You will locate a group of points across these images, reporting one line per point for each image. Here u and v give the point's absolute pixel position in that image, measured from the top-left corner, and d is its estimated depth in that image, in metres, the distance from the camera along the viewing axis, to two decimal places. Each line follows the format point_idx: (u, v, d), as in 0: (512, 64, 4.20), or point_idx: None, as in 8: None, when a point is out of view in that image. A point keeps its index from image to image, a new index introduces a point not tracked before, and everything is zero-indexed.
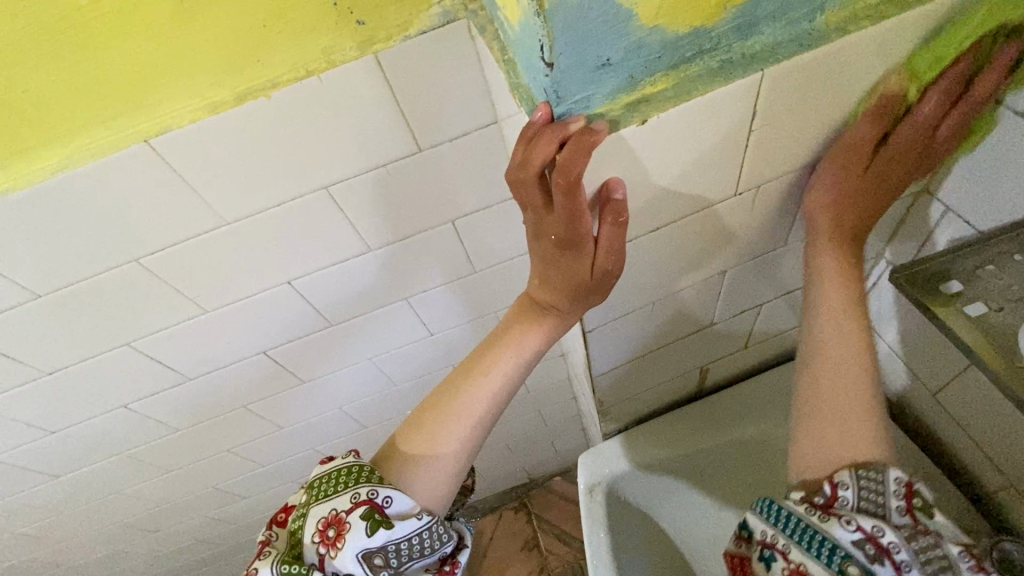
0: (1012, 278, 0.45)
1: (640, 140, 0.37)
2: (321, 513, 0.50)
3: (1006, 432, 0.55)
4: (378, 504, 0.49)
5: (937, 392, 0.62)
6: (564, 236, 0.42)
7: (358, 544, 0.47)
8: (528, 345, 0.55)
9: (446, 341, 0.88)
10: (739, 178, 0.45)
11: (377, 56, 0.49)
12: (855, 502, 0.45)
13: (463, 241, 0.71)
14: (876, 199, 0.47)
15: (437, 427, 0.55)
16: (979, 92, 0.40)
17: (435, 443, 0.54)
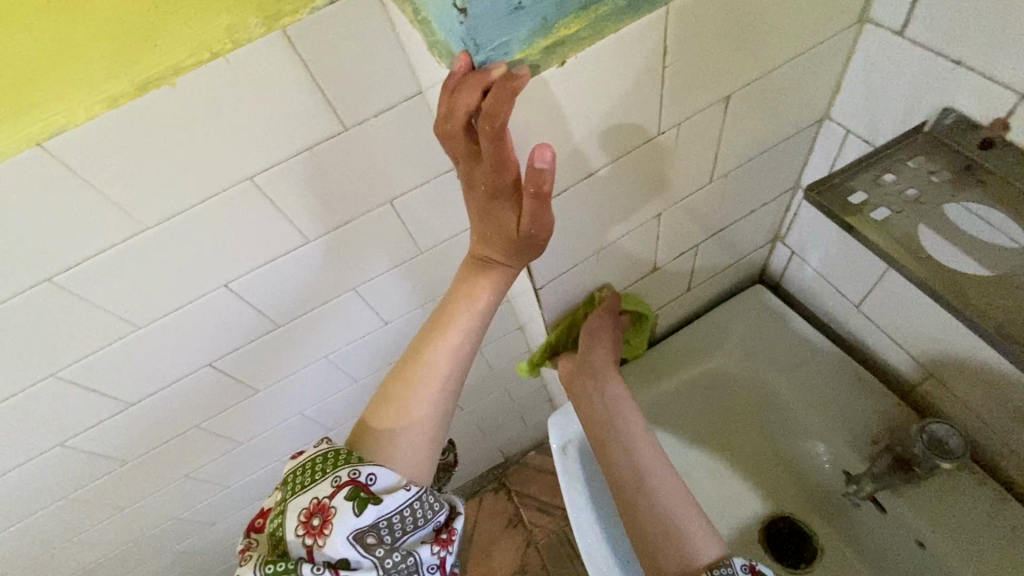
0: (906, 183, 0.47)
1: (561, 84, 0.39)
2: (301, 504, 0.49)
3: (915, 328, 0.62)
4: (363, 482, 0.49)
5: (859, 304, 0.68)
6: (494, 184, 0.43)
7: (348, 528, 0.47)
8: (480, 302, 0.56)
9: (400, 328, 0.86)
10: (660, 116, 0.47)
11: (285, 32, 0.47)
12: None
13: (405, 222, 0.70)
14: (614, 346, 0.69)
15: (400, 397, 0.54)
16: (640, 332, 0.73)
17: (407, 413, 0.54)
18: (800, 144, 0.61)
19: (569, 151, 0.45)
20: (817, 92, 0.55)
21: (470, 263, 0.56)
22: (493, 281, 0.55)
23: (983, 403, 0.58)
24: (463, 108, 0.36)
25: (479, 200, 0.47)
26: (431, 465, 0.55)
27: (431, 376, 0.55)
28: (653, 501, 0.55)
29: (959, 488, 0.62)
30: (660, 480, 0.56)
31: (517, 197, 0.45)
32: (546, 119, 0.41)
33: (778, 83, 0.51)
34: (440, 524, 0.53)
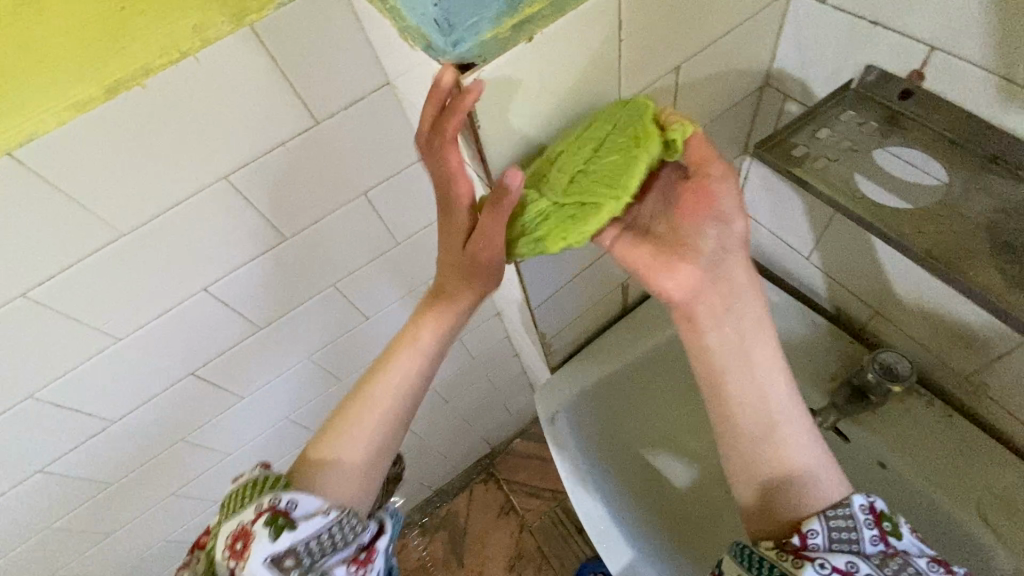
0: (840, 135, 0.53)
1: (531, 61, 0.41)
2: (230, 528, 0.50)
3: (860, 272, 0.68)
4: (282, 508, 0.49)
5: (808, 256, 0.74)
6: (447, 199, 0.47)
7: (263, 552, 0.47)
8: (429, 341, 0.59)
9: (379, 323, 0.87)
10: (619, 88, 0.50)
11: (252, 28, 0.48)
12: (827, 544, 0.45)
13: (378, 214, 0.71)
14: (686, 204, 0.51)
15: (345, 429, 0.56)
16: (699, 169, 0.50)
17: (348, 445, 0.56)
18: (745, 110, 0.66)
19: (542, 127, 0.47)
20: (756, 60, 0.59)
21: (429, 298, 0.59)
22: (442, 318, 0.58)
23: (923, 332, 0.65)
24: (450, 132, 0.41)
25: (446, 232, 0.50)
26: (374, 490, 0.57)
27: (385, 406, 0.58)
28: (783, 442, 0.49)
29: (911, 411, 0.69)
30: (792, 423, 0.50)
31: (472, 230, 0.49)
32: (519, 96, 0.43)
33: (721, 53, 0.55)
34: (363, 544, 0.52)
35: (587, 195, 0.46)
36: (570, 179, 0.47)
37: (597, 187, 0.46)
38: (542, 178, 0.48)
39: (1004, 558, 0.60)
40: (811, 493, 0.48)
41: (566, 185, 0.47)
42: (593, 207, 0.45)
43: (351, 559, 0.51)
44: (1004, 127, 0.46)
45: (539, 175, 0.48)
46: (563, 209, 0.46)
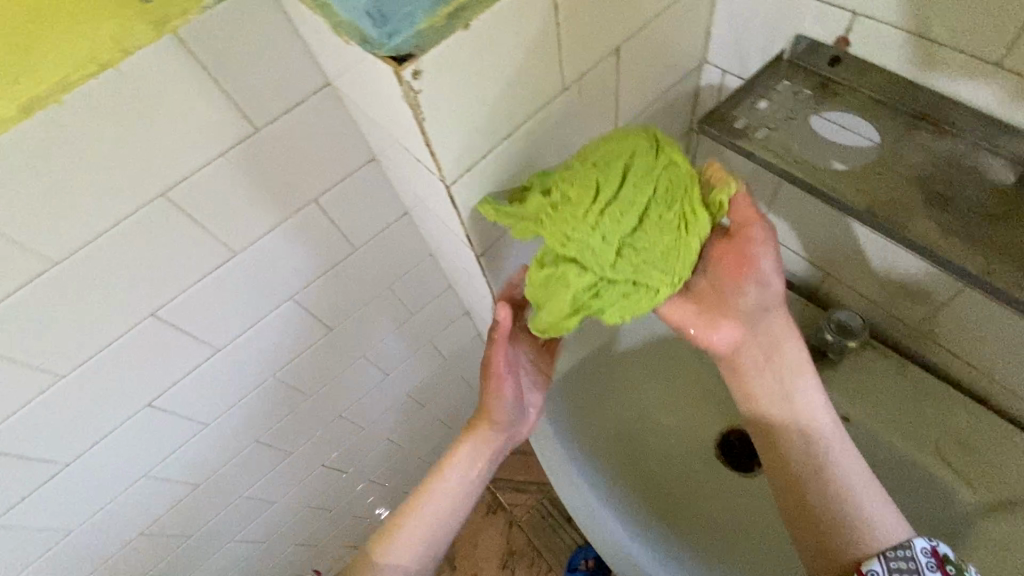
0: (777, 105, 0.55)
1: (469, 48, 0.40)
2: None
3: (810, 236, 0.70)
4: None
5: (759, 225, 0.77)
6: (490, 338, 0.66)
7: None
8: (474, 472, 0.72)
9: (345, 332, 0.86)
10: (562, 72, 0.50)
11: (176, 35, 0.45)
12: None
13: (332, 219, 0.69)
14: (730, 268, 0.55)
15: (399, 542, 0.67)
16: (739, 228, 0.53)
17: (405, 535, 0.67)
18: (688, 88, 0.67)
19: (489, 117, 0.47)
20: (692, 38, 0.61)
21: (473, 428, 0.73)
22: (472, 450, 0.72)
23: (870, 288, 0.68)
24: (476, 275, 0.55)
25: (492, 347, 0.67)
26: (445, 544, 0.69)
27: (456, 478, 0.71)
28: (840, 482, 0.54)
29: (869, 365, 0.71)
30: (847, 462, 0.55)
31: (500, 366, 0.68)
32: (460, 87, 0.42)
33: (657, 32, 0.56)
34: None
35: (641, 276, 0.50)
36: (617, 252, 0.49)
37: (648, 268, 0.50)
38: (589, 250, 0.48)
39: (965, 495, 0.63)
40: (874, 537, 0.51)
41: (616, 259, 0.49)
42: (645, 286, 0.50)
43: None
44: (927, 85, 0.48)
45: (585, 246, 0.48)
46: (617, 286, 0.50)
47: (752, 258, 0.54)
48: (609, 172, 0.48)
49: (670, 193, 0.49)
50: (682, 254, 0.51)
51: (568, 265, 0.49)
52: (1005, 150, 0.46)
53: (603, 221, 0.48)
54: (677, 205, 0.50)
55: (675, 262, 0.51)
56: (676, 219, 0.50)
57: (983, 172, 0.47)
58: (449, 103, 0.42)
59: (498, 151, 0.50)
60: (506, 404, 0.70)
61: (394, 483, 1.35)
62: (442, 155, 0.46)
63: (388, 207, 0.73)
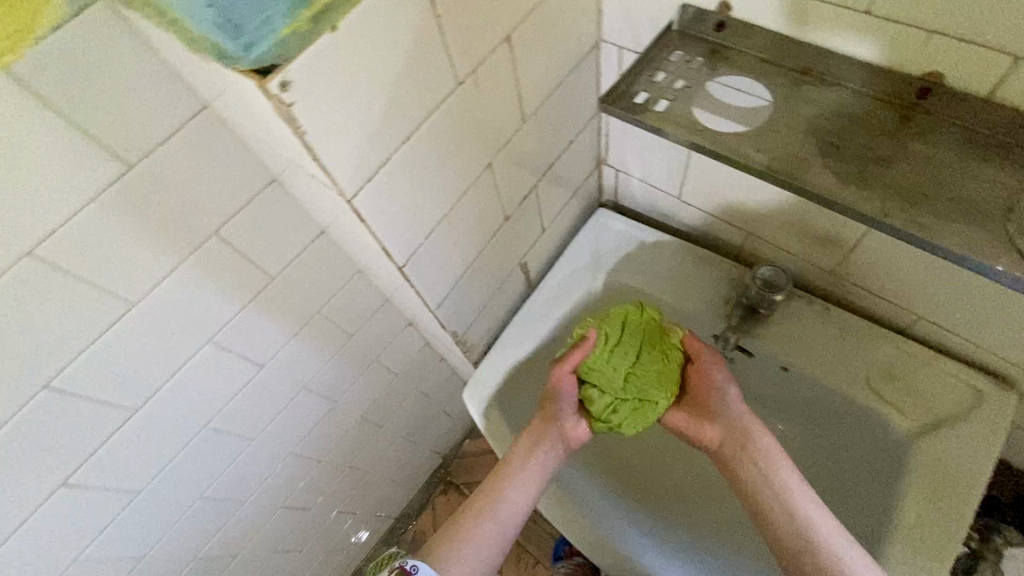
0: (673, 75, 0.55)
1: (342, 54, 0.38)
2: None
3: (726, 200, 0.72)
4: (409, 569, 0.60)
5: (679, 196, 0.78)
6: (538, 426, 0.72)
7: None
8: (532, 477, 0.70)
9: (278, 366, 0.81)
10: (453, 67, 0.48)
11: (9, 74, 0.40)
12: None
13: (240, 253, 0.64)
14: (704, 379, 0.70)
15: (458, 540, 0.65)
16: (700, 352, 0.71)
17: (465, 534, 0.66)
18: (588, 70, 0.67)
19: (382, 121, 0.44)
20: (584, 19, 0.60)
21: (532, 436, 0.72)
22: (536, 457, 0.71)
23: (789, 241, 0.71)
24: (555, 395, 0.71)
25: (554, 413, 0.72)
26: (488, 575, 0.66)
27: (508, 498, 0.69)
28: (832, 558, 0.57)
29: (799, 315, 0.74)
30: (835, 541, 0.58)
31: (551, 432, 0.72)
32: (340, 94, 0.39)
33: (546, 16, 0.55)
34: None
35: (646, 396, 0.69)
36: (625, 380, 0.69)
37: (651, 392, 0.69)
38: (605, 379, 0.69)
39: (899, 422, 0.66)
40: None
41: (625, 385, 0.69)
42: (649, 402, 0.70)
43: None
44: (805, 40, 0.50)
45: (602, 376, 0.70)
46: (629, 401, 0.70)
47: (717, 371, 0.69)
48: (611, 325, 0.72)
49: (654, 338, 0.71)
50: (671, 377, 0.70)
51: (591, 388, 0.70)
52: (891, 92, 0.47)
53: (613, 357, 0.70)
54: (665, 354, 0.70)
55: (668, 385, 0.70)
56: (661, 355, 0.70)
57: (874, 113, 0.48)
58: (332, 113, 0.39)
59: (399, 155, 0.48)
60: (566, 409, 0.71)
61: (365, 509, 1.30)
62: (338, 169, 0.43)
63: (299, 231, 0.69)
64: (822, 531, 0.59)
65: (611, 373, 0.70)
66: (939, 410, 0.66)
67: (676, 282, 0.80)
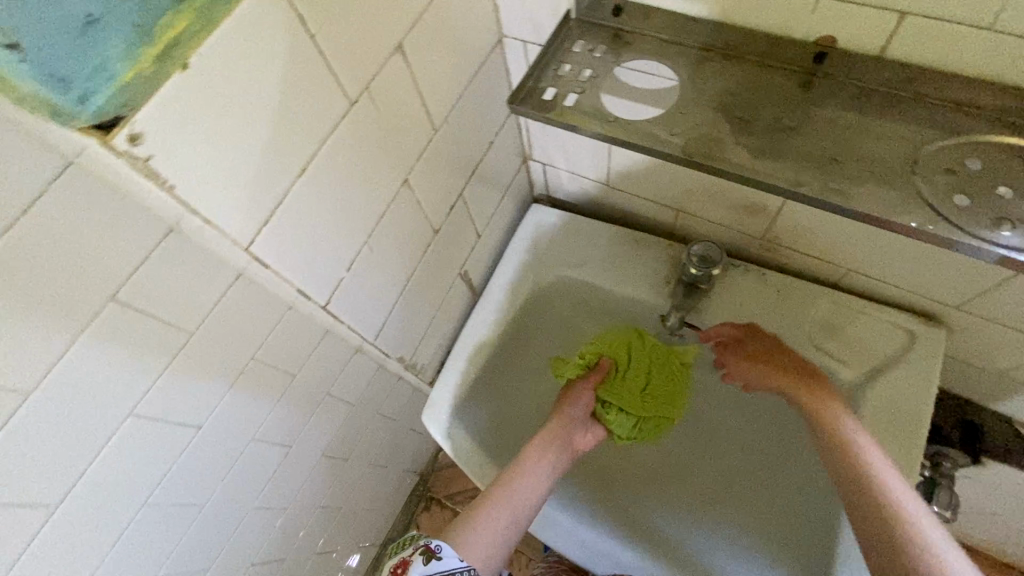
0: (579, 66, 0.53)
1: (199, 91, 0.34)
2: (391, 562, 0.59)
3: (654, 180, 0.72)
4: (433, 549, 0.59)
5: (608, 182, 0.77)
6: (561, 423, 0.73)
7: (419, 571, 0.57)
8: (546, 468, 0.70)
9: (231, 426, 0.72)
10: (342, 87, 0.44)
11: None
12: None
13: (159, 318, 0.52)
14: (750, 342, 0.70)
15: (477, 522, 0.64)
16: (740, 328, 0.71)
17: (484, 518, 0.65)
18: (495, 67, 0.65)
19: (264, 156, 0.40)
20: (480, 16, 0.58)
21: (554, 428, 0.73)
22: (551, 448, 0.72)
23: (720, 213, 0.71)
24: (571, 402, 0.75)
25: (561, 423, 0.73)
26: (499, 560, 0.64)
27: (522, 484, 0.68)
28: (896, 508, 0.52)
29: (738, 284, 0.75)
30: (904, 497, 0.53)
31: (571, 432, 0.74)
32: (202, 134, 0.35)
33: (438, 19, 0.52)
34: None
35: (664, 414, 0.76)
36: (642, 400, 0.75)
37: (668, 408, 0.75)
38: (630, 403, 0.74)
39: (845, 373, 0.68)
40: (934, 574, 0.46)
41: (645, 405, 0.75)
42: (665, 419, 0.76)
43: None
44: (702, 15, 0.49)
45: (625, 399, 0.74)
46: (650, 420, 0.75)
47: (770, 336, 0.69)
48: (616, 350, 0.76)
49: (661, 360, 0.75)
50: (680, 391, 0.76)
51: (615, 414, 0.74)
52: (791, 60, 0.48)
53: (628, 381, 0.74)
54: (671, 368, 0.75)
55: (678, 397, 0.75)
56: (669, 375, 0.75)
57: (779, 82, 0.48)
58: (194, 155, 0.35)
59: (295, 189, 0.44)
60: (579, 408, 0.75)
61: (347, 543, 1.25)
62: (214, 214, 0.39)
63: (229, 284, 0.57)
64: (889, 483, 0.53)
65: (624, 394, 0.75)
66: (878, 355, 0.68)
67: (619, 268, 0.79)
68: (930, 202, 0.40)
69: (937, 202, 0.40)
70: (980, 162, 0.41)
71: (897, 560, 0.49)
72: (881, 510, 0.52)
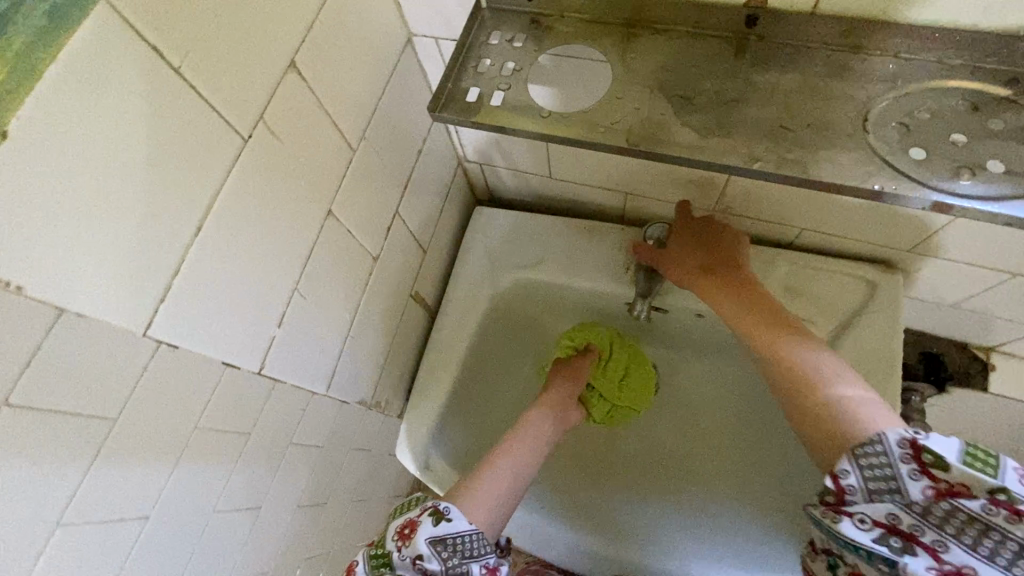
0: (498, 58, 0.48)
1: (32, 155, 0.28)
2: (395, 526, 0.49)
3: (596, 167, 0.68)
4: (443, 511, 0.48)
5: (549, 174, 0.73)
6: (565, 391, 0.71)
7: (427, 533, 0.47)
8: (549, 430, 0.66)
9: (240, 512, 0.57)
10: (230, 122, 0.39)
11: None
12: (864, 488, 0.39)
13: (68, 409, 0.35)
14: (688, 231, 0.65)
15: (481, 478, 0.54)
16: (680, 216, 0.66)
17: (492, 470, 0.56)
18: (410, 70, 0.59)
19: (137, 218, 0.34)
20: (382, 16, 0.52)
21: (558, 395, 0.70)
22: (552, 413, 0.68)
23: (669, 191, 0.68)
24: (570, 374, 0.73)
25: (559, 395, 0.70)
26: (501, 527, 0.53)
27: (523, 444, 0.60)
28: (811, 375, 0.47)
29: None
30: (819, 364, 0.48)
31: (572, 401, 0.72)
32: (43, 205, 0.29)
33: (335, 29, 0.47)
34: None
35: (634, 402, 0.79)
36: (618, 390, 0.77)
37: (638, 396, 0.78)
38: (608, 393, 0.76)
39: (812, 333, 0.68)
40: (848, 426, 0.42)
41: (620, 394, 0.77)
42: (637, 406, 0.79)
43: (488, 569, 0.47)
44: None
45: (604, 388, 0.75)
46: (624, 408, 0.78)
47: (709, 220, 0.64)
48: (596, 336, 0.76)
49: (628, 348, 0.78)
50: (648, 377, 0.79)
51: (596, 402, 0.75)
52: (723, 26, 0.45)
53: (605, 369, 0.76)
54: (636, 356, 0.78)
55: (644, 384, 0.79)
56: (636, 362, 0.78)
57: (715, 48, 0.45)
58: (32, 233, 0.29)
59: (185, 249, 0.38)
60: (576, 380, 0.73)
61: None
62: (72, 301, 0.32)
63: (131, 368, 0.38)
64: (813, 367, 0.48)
65: (603, 382, 0.76)
66: (842, 310, 0.68)
67: (574, 261, 0.75)
68: (886, 159, 0.38)
69: (892, 159, 0.38)
70: (929, 112, 0.39)
71: (814, 424, 0.44)
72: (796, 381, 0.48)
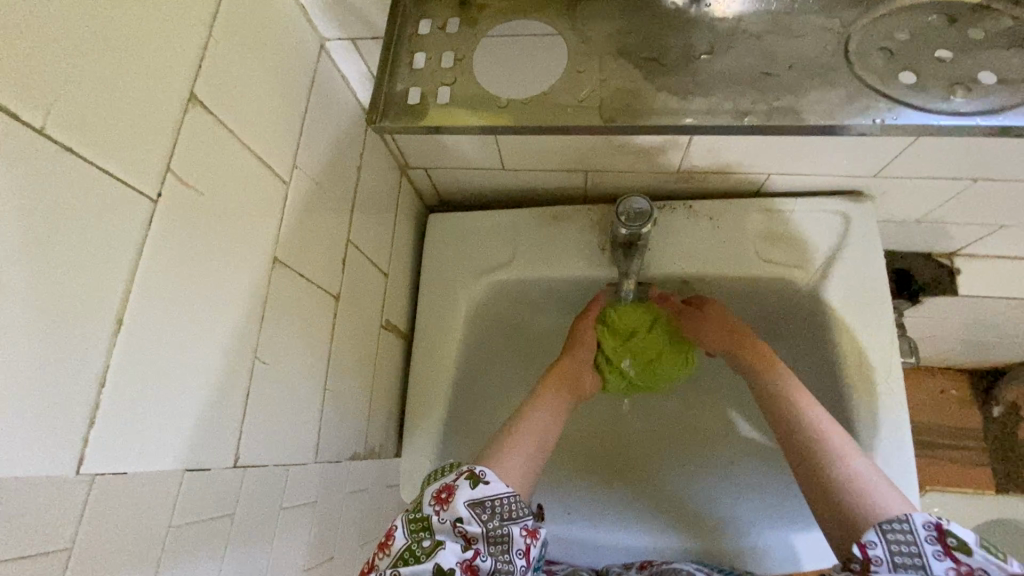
0: (433, 54, 0.49)
1: None
2: (431, 490, 0.46)
3: (551, 152, 0.63)
4: (478, 474, 0.46)
5: (502, 167, 0.68)
6: (575, 364, 0.64)
7: (464, 498, 0.45)
8: (557, 404, 0.58)
9: None
10: (130, 182, 0.32)
11: None
12: (890, 559, 0.35)
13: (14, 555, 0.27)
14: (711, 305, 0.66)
15: (508, 440, 0.52)
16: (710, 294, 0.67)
17: (518, 430, 0.53)
18: (332, 81, 0.52)
19: (27, 325, 0.27)
20: (289, 28, 0.46)
21: (563, 369, 0.63)
22: (558, 391, 0.60)
23: (630, 162, 0.65)
24: (581, 344, 0.66)
25: (570, 363, 0.64)
26: (534, 483, 0.51)
27: (531, 423, 0.54)
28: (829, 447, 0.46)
29: (672, 221, 0.70)
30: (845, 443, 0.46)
31: (580, 372, 0.64)
32: None
33: (231, 49, 0.39)
34: (525, 570, 0.44)
35: (663, 377, 0.72)
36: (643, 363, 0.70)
37: (669, 371, 0.72)
38: (631, 363, 0.69)
39: (798, 275, 0.66)
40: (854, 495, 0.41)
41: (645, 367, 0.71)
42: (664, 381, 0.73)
43: (526, 531, 0.45)
44: None
45: (629, 358, 0.69)
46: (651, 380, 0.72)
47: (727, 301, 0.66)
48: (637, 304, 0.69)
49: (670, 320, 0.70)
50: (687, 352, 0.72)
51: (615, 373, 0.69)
52: None
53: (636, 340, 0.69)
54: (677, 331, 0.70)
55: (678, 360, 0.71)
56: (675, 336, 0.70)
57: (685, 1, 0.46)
58: None
59: (100, 350, 0.31)
60: (585, 351, 0.66)
61: None
62: None
63: (69, 501, 0.29)
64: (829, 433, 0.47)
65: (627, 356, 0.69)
66: (822, 249, 0.66)
67: (546, 254, 0.71)
68: (880, 88, 0.42)
69: (884, 88, 0.42)
70: (908, 32, 0.43)
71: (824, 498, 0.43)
72: (810, 449, 0.46)
